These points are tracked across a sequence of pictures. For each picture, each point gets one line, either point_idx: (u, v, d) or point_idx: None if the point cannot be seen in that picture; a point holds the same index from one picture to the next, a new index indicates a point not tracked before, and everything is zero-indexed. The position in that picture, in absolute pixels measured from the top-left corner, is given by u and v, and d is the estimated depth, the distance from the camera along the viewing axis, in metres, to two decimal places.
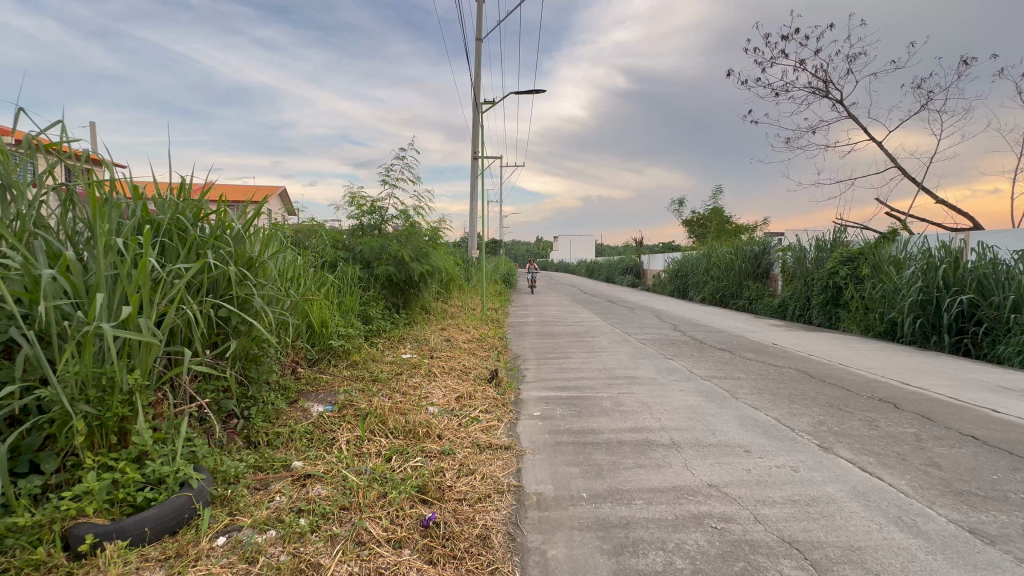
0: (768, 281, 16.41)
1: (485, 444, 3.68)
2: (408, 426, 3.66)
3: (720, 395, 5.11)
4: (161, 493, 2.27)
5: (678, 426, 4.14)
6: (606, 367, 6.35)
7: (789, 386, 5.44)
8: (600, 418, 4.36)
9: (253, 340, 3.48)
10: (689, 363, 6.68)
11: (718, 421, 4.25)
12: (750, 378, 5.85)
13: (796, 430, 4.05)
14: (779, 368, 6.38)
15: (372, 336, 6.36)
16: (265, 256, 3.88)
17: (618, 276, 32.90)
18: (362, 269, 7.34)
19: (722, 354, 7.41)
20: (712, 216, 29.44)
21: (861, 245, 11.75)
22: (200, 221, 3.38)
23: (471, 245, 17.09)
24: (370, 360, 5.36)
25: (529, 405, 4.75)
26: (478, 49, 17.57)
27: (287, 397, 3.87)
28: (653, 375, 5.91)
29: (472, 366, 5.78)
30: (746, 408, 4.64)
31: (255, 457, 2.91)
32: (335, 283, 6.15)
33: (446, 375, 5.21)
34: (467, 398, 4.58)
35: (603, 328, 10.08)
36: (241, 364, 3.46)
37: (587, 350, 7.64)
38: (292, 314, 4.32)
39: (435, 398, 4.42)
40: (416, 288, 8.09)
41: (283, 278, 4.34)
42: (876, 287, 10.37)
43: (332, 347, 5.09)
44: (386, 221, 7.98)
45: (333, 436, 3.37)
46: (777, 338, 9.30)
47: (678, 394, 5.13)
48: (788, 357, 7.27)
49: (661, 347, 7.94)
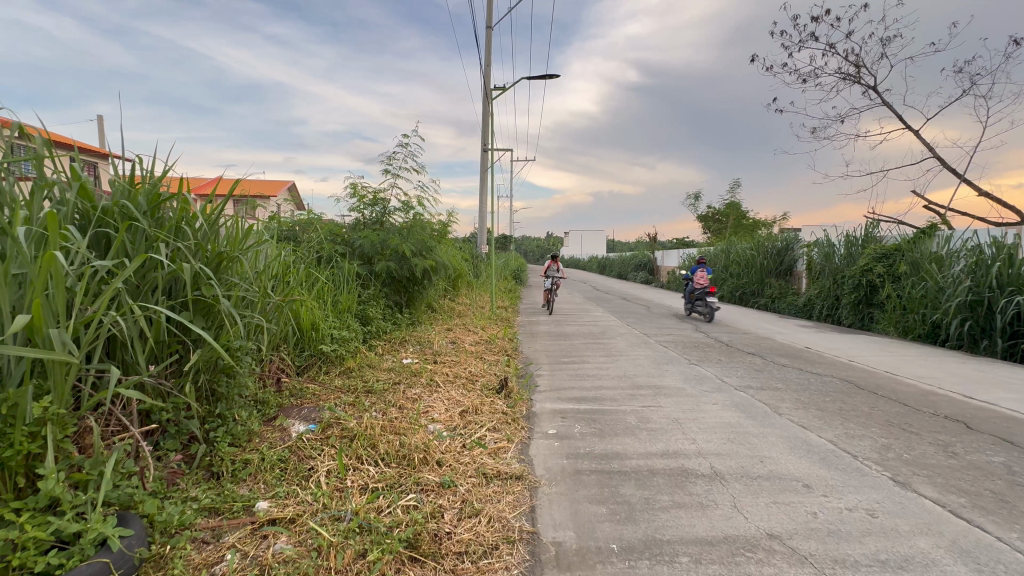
0: (793, 279, 15.60)
1: (492, 472, 3.12)
2: (403, 451, 3.12)
3: (760, 409, 4.49)
4: (69, 559, 1.73)
5: (718, 450, 3.54)
6: (627, 374, 5.75)
7: (837, 400, 4.81)
8: (625, 439, 3.77)
9: (219, 349, 2.97)
10: (718, 370, 6.07)
11: (764, 444, 3.64)
12: (790, 389, 5.23)
13: (859, 457, 3.43)
14: (821, 377, 5.73)
15: (370, 339, 5.85)
16: (239, 251, 3.37)
17: (632, 273, 32.12)
18: (362, 265, 6.81)
19: (753, 359, 6.77)
20: (730, 211, 28.53)
21: (897, 241, 10.96)
22: (157, 209, 2.85)
23: (480, 240, 16.56)
24: (366, 367, 4.82)
25: (543, 421, 4.19)
26: (489, 37, 16.95)
27: (264, 415, 3.36)
28: (680, 385, 5.29)
29: (479, 374, 5.22)
30: (794, 427, 4.02)
31: (211, 496, 2.40)
32: (330, 281, 5.64)
33: (450, 385, 4.67)
34: (472, 414, 4.02)
35: (619, 329, 9.46)
36: (205, 379, 2.96)
37: (605, 354, 7.04)
38: (272, 318, 3.79)
39: (436, 415, 3.88)
40: (420, 285, 7.56)
41: (264, 276, 3.85)
42: (916, 286, 9.61)
43: (324, 353, 4.57)
44: (388, 213, 7.45)
45: (311, 465, 2.83)
46: (810, 341, 8.60)
47: (711, 408, 4.52)
48: (827, 364, 6.60)
49: (685, 351, 7.31)
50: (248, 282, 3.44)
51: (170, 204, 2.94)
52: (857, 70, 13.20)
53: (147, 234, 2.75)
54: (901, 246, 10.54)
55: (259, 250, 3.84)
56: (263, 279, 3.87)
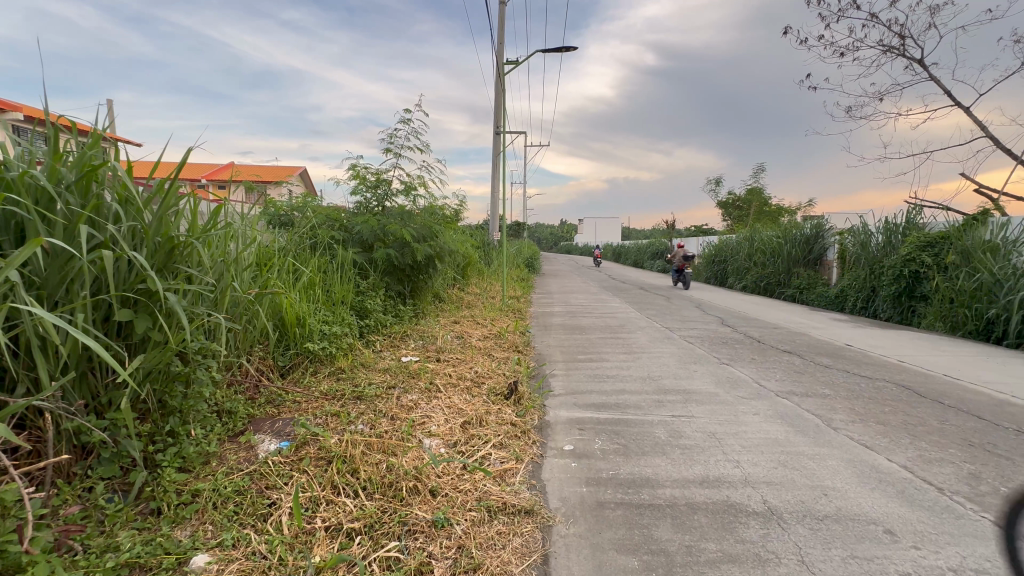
0: (822, 268, 14.66)
1: (497, 506, 2.57)
2: (388, 479, 2.58)
3: (811, 422, 3.86)
4: None
5: (769, 478, 2.94)
6: (652, 376, 5.14)
7: (898, 411, 4.15)
8: (655, 460, 3.20)
9: (167, 355, 2.47)
10: (753, 371, 5.43)
11: (824, 472, 3.03)
12: (840, 396, 4.59)
13: (946, 491, 2.80)
14: (873, 382, 5.06)
15: (367, 334, 5.34)
16: (196, 237, 2.83)
17: (648, 261, 31.19)
18: (361, 252, 6.28)
19: (791, 359, 6.10)
20: (752, 198, 27.36)
21: (943, 228, 10.12)
22: (81, 185, 2.34)
23: (492, 227, 16.06)
24: (359, 368, 4.30)
25: (557, 433, 3.64)
26: (502, 13, 16.17)
27: (229, 429, 2.86)
28: (713, 390, 4.66)
29: (486, 376, 4.65)
30: (856, 447, 3.39)
31: (138, 544, 1.91)
32: (320, 269, 5.12)
33: (451, 389, 4.12)
34: (475, 426, 3.48)
35: (639, 322, 8.81)
36: (148, 390, 2.48)
37: (625, 351, 6.43)
38: (241, 314, 3.27)
39: (434, 427, 3.33)
40: (424, 274, 7.02)
41: (235, 267, 3.35)
42: (968, 278, 8.79)
43: (311, 352, 4.07)
44: (389, 198, 6.95)
45: (273, 498, 2.31)
46: (850, 337, 7.87)
47: (753, 420, 3.90)
48: (874, 364, 5.93)
49: (713, 349, 6.66)
50: (211, 276, 2.95)
51: (100, 180, 2.42)
52: (901, 42, 12.16)
53: (67, 216, 2.25)
54: (950, 234, 9.68)
55: (227, 236, 3.35)
56: (236, 271, 3.37)
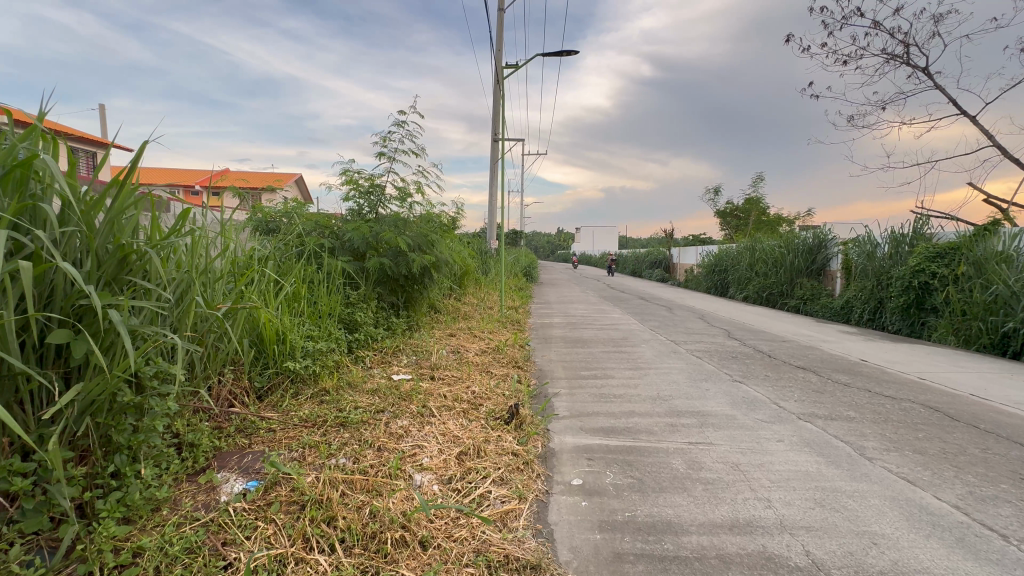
0: (824, 279, 14.41)
1: (497, 560, 2.19)
2: (370, 529, 2.21)
3: (842, 452, 3.51)
4: None
5: (808, 522, 2.59)
6: (662, 396, 4.78)
7: (932, 438, 3.81)
8: (675, 499, 2.83)
9: (109, 383, 2.10)
10: (769, 390, 5.09)
11: (868, 513, 2.67)
12: (866, 419, 4.25)
13: (1011, 538, 2.45)
14: (899, 403, 4.73)
15: (356, 349, 4.97)
16: (153, 244, 2.47)
17: (647, 270, 30.92)
18: (352, 261, 5.93)
19: (807, 376, 5.77)
20: (751, 207, 27.21)
21: (953, 239, 9.89)
22: (10, 185, 1.99)
23: (490, 235, 15.73)
24: (345, 388, 3.92)
25: (564, 464, 3.27)
26: (500, 19, 16.04)
27: (189, 467, 2.49)
28: (730, 413, 4.31)
29: (484, 396, 4.28)
30: (899, 483, 3.04)
31: None
32: (305, 279, 4.76)
33: (446, 413, 3.74)
34: (472, 457, 3.11)
35: (643, 334, 8.47)
36: (89, 424, 2.11)
37: (631, 367, 6.07)
38: (203, 332, 2.89)
39: (425, 460, 2.97)
40: (419, 284, 6.66)
41: (202, 279, 3.00)
42: (982, 291, 8.52)
43: (291, 371, 3.70)
44: (382, 204, 6.62)
45: (229, 558, 1.94)
46: (863, 351, 7.55)
47: (778, 449, 3.55)
48: (896, 382, 5.60)
49: (724, 364, 6.32)
50: (169, 290, 2.60)
51: (35, 178, 2.07)
52: (904, 50, 12.04)
53: None
54: (960, 244, 9.44)
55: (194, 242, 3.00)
56: (204, 283, 3.02)
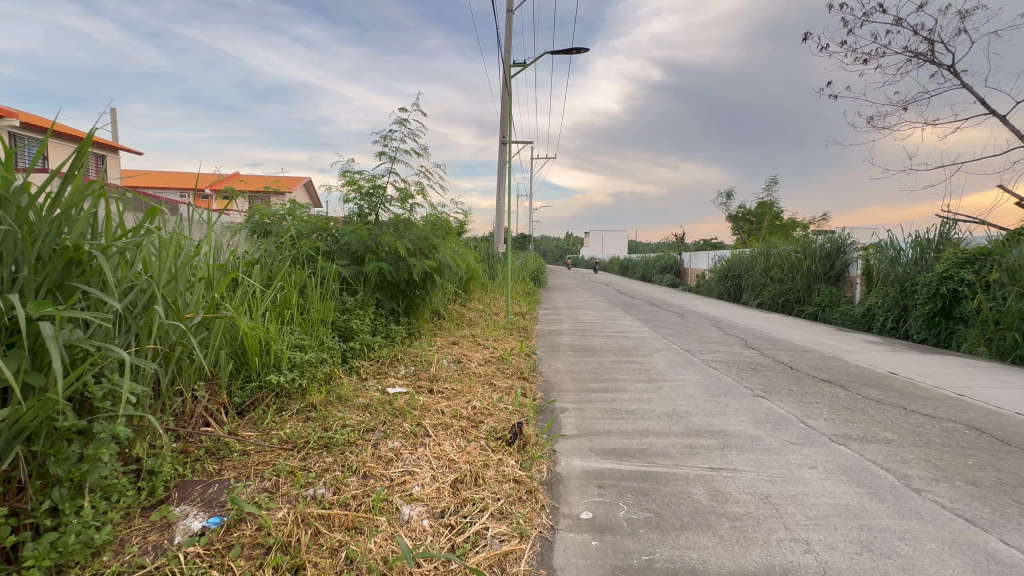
0: (843, 285, 13.90)
1: None
2: None
3: (884, 482, 3.13)
4: None
5: (856, 572, 2.22)
6: (678, 413, 4.43)
7: (984, 466, 3.41)
8: (699, 538, 2.48)
9: (42, 408, 1.82)
10: (794, 407, 4.70)
11: (927, 562, 2.30)
12: (906, 441, 3.86)
13: None
14: (939, 424, 4.32)
15: (350, 359, 4.67)
16: (106, 245, 2.19)
17: (657, 276, 30.41)
18: (349, 265, 5.65)
19: (833, 390, 5.37)
20: (764, 211, 26.67)
21: (983, 244, 9.40)
22: None
23: (497, 238, 15.48)
24: (334, 404, 3.62)
25: (572, 494, 2.92)
26: (509, 20, 15.82)
27: (144, 499, 2.19)
28: (754, 433, 3.94)
29: (485, 413, 3.96)
30: (956, 522, 2.65)
31: None
32: (296, 285, 4.47)
33: (443, 432, 3.41)
34: (468, 486, 2.77)
35: (655, 343, 8.09)
36: (21, 454, 1.83)
37: (644, 379, 5.71)
38: (167, 345, 2.60)
39: (416, 489, 2.65)
40: (420, 290, 6.36)
41: (170, 284, 2.72)
42: (1017, 299, 8.03)
43: (275, 385, 3.41)
44: (383, 206, 6.34)
45: None
46: (891, 362, 7.11)
47: (812, 477, 3.17)
48: (931, 398, 5.18)
49: (743, 376, 5.93)
50: (126, 298, 2.31)
51: None
52: (927, 48, 11.58)
53: None
54: (991, 249, 8.96)
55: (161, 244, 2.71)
56: (173, 290, 2.74)
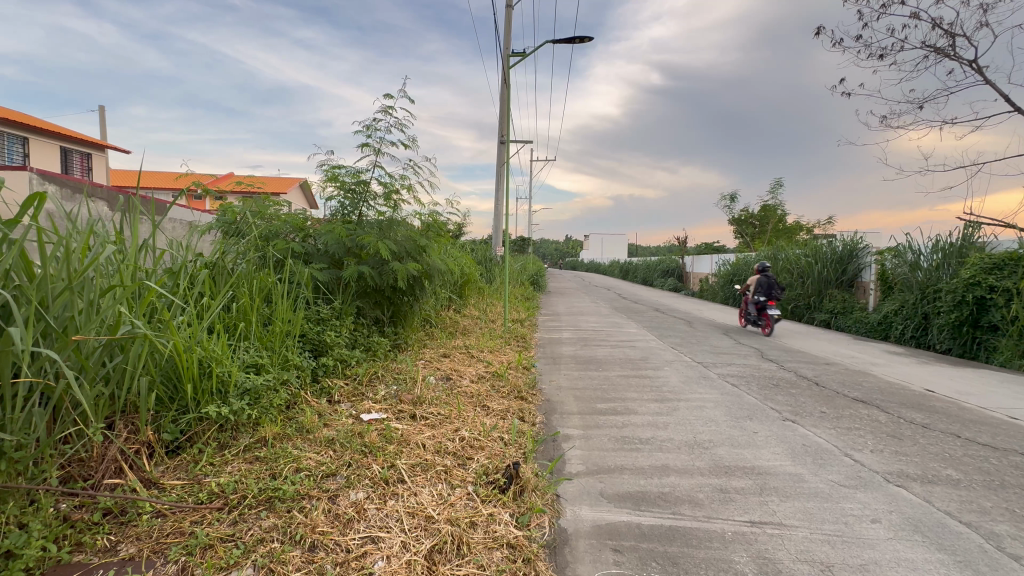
0: (857, 291, 13.29)
1: None
2: None
3: (972, 545, 2.50)
4: None
5: None
6: (700, 443, 3.81)
7: None
8: None
9: None
10: (834, 436, 4.06)
11: None
12: (977, 483, 3.23)
13: None
14: (1007, 457, 3.70)
15: (320, 377, 4.02)
16: None
17: (658, 280, 29.76)
18: (326, 269, 5.01)
19: (871, 413, 4.74)
20: (768, 214, 26.05)
21: (1013, 248, 8.78)
22: None
23: (495, 242, 14.82)
24: (292, 438, 2.99)
25: (582, 565, 2.27)
26: (507, 15, 15.28)
27: None
28: (795, 472, 3.31)
29: (475, 446, 3.32)
30: None
31: None
32: (255, 292, 3.83)
33: (420, 476, 2.77)
34: (447, 559, 2.14)
35: (665, 354, 7.47)
36: None
37: (655, 398, 5.08)
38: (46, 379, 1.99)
39: (378, 565, 2.02)
40: (407, 296, 5.72)
41: (62, 298, 2.11)
42: None
43: (217, 418, 2.78)
44: (366, 203, 5.71)
45: None
46: (924, 377, 6.47)
47: (879, 538, 2.54)
48: (985, 423, 4.54)
49: (766, 395, 5.30)
50: None
51: None
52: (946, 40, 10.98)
53: None
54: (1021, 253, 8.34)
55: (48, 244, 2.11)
56: (66, 304, 2.14)
